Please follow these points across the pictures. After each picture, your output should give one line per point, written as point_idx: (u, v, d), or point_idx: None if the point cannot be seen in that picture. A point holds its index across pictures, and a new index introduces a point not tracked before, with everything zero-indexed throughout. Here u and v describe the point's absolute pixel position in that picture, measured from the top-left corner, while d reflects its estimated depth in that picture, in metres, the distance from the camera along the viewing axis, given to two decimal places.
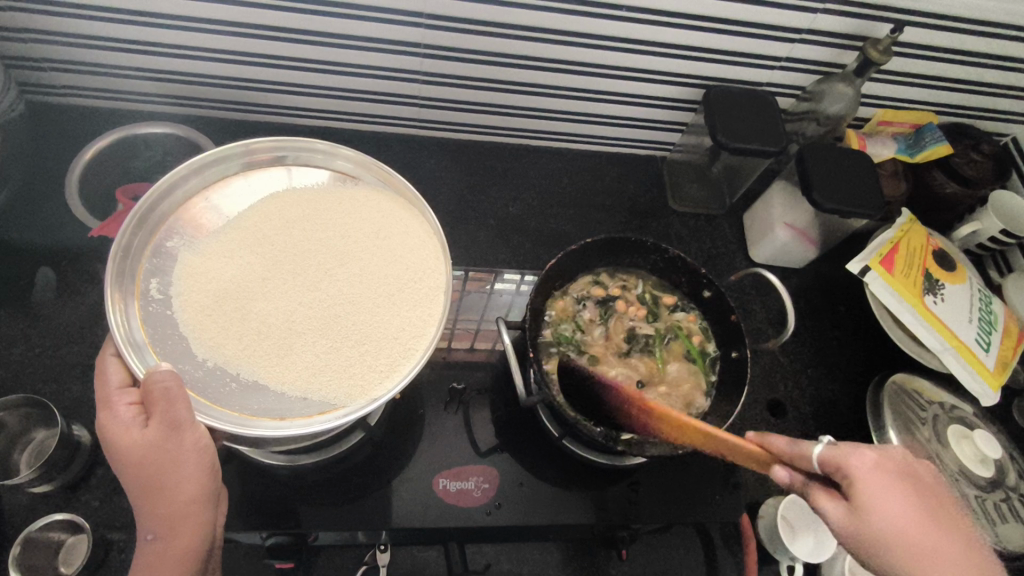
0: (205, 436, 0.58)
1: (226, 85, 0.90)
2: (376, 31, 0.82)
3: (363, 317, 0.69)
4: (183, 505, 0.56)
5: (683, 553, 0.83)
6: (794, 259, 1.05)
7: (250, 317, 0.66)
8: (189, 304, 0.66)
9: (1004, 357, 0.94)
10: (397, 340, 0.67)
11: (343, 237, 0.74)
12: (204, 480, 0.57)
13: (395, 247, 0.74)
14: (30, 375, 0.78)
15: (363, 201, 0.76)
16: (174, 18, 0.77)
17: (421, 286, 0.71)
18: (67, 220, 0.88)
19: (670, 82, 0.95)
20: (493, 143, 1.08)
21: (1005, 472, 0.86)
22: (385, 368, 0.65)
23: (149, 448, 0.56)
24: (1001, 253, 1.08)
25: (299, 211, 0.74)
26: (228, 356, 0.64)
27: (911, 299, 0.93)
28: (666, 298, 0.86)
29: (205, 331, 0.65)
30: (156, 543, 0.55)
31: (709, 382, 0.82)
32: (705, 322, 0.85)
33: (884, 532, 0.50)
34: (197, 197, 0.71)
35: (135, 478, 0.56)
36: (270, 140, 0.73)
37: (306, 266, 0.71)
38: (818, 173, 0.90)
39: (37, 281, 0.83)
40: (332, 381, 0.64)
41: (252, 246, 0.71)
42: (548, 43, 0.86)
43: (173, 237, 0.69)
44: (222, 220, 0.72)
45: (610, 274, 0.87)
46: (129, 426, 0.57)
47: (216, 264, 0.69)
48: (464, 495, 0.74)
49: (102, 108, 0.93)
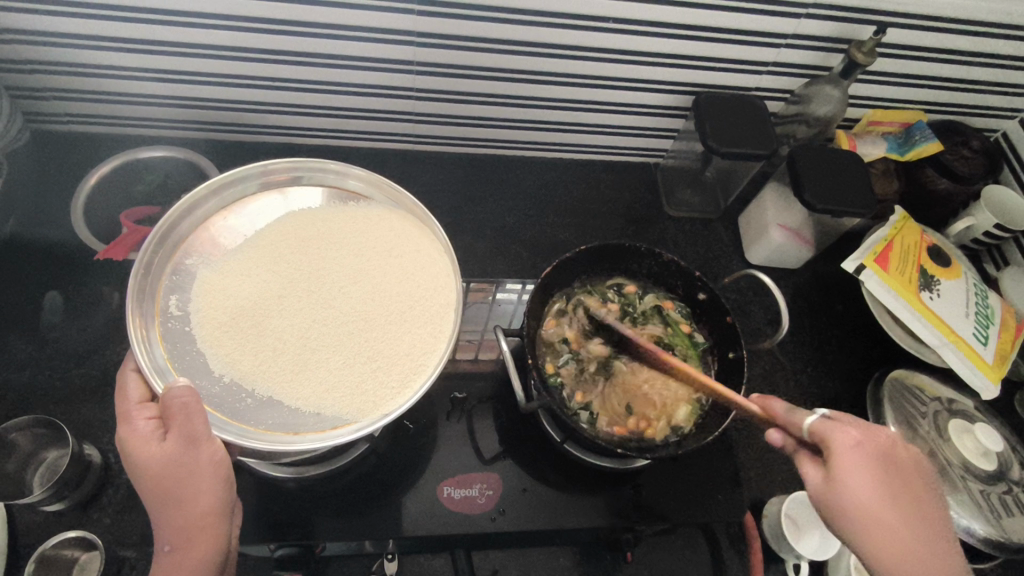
0: (221, 449, 0.59)
1: (225, 108, 0.92)
2: (369, 51, 0.84)
3: (375, 333, 0.70)
4: (200, 517, 0.56)
5: (691, 554, 0.82)
6: (789, 260, 1.06)
7: (266, 334, 0.68)
8: (207, 322, 0.67)
9: (1003, 350, 0.95)
10: (408, 356, 0.69)
11: (356, 255, 0.75)
12: (220, 493, 0.58)
13: (405, 265, 0.75)
14: (40, 397, 0.79)
15: (375, 219, 0.78)
16: (175, 46, 0.80)
17: (431, 303, 0.73)
18: (75, 246, 0.90)
19: (661, 91, 0.97)
20: (489, 156, 1.10)
21: (1008, 466, 0.85)
22: (397, 382, 0.66)
23: (167, 460, 0.57)
24: (997, 248, 1.11)
25: (312, 230, 0.76)
26: (243, 372, 0.65)
27: (906, 295, 0.94)
28: (625, 288, 0.87)
29: (222, 347, 0.66)
30: (173, 553, 0.55)
31: (711, 368, 0.81)
32: (684, 305, 0.86)
33: (849, 499, 0.56)
34: (213, 218, 0.74)
35: (155, 491, 0.56)
36: (286, 160, 0.75)
37: (322, 284, 0.73)
38: (810, 174, 0.92)
39: (45, 305, 0.85)
40: (344, 396, 0.65)
41: (268, 264, 0.73)
42: (538, 57, 0.88)
43: (192, 256, 0.71)
44: (238, 240, 0.74)
45: (583, 290, 0.86)
46: (148, 440, 0.58)
47: (234, 281, 0.70)
48: (468, 502, 0.75)
49: (106, 135, 0.95)
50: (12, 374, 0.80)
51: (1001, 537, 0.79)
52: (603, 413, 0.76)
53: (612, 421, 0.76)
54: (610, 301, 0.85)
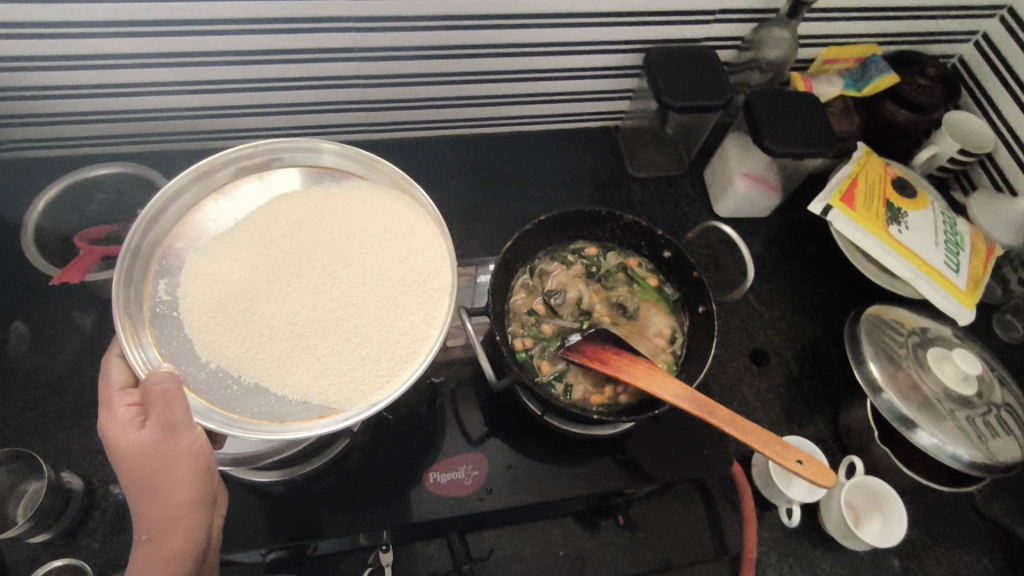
0: (201, 437, 0.58)
1: (172, 117, 0.90)
2: (312, 43, 0.82)
3: (365, 320, 0.68)
4: (176, 508, 0.56)
5: (686, 510, 0.83)
6: (758, 209, 1.05)
7: (253, 320, 0.66)
8: (195, 307, 0.65)
9: (976, 274, 0.95)
10: (399, 343, 0.66)
11: (348, 239, 0.73)
12: (198, 483, 0.57)
13: (399, 249, 0.72)
14: (16, 430, 0.78)
15: (369, 202, 0.74)
16: (108, 59, 0.78)
17: (425, 288, 0.70)
18: (32, 275, 0.88)
19: (612, 51, 0.96)
20: (449, 137, 1.08)
21: (989, 387, 0.86)
22: (386, 371, 0.64)
23: (146, 448, 0.56)
24: (962, 173, 1.12)
25: (304, 212, 0.73)
26: (230, 358, 0.63)
27: (875, 230, 0.93)
28: (587, 250, 0.85)
29: (209, 333, 0.64)
30: (149, 544, 0.55)
31: (683, 323, 0.80)
32: (648, 261, 0.84)
33: None
34: (204, 202, 0.71)
35: (133, 480, 0.56)
36: (267, 141, 0.72)
37: (312, 268, 0.70)
38: (767, 119, 0.91)
39: (10, 337, 0.84)
40: (332, 384, 0.63)
41: (258, 248, 0.70)
42: (486, 30, 0.86)
43: (181, 240, 0.69)
44: (227, 223, 0.71)
45: (546, 261, 0.84)
46: (127, 427, 0.57)
47: (224, 266, 0.68)
48: (456, 485, 0.75)
49: (52, 158, 0.93)
50: None
51: (988, 458, 0.79)
52: (578, 383, 0.75)
53: (588, 389, 0.75)
54: (572, 265, 0.84)
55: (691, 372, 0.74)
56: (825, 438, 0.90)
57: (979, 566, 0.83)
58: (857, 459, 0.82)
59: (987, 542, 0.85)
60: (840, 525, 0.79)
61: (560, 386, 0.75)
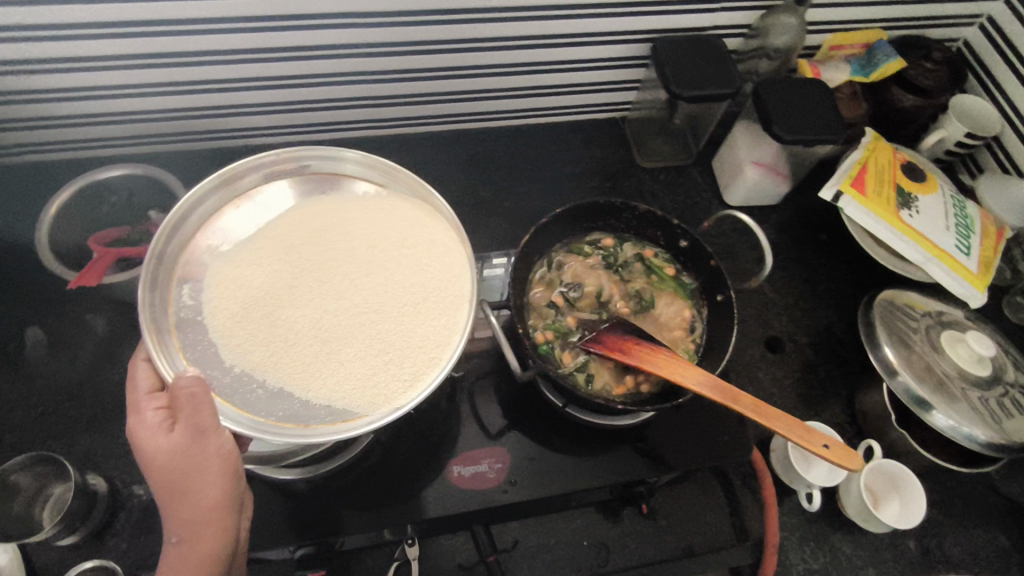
0: (228, 441, 0.58)
1: (181, 117, 0.90)
2: (321, 39, 0.82)
3: (388, 325, 0.68)
4: (205, 512, 0.57)
5: (706, 498, 0.84)
6: (768, 197, 1.06)
7: (277, 325, 0.66)
8: (219, 311, 0.66)
9: (987, 257, 0.95)
10: (421, 349, 0.66)
11: (369, 245, 0.73)
12: (225, 486, 0.58)
13: (420, 255, 0.72)
14: (37, 434, 0.78)
15: (388, 210, 0.75)
16: (117, 60, 0.77)
17: (445, 294, 0.70)
18: (46, 279, 0.88)
19: (619, 42, 0.96)
20: (456, 131, 1.08)
21: (1002, 368, 0.87)
22: (409, 376, 0.64)
23: (174, 452, 0.56)
24: (969, 156, 1.13)
25: (325, 219, 0.73)
26: (254, 362, 0.64)
27: (887, 216, 0.93)
28: (603, 241, 0.85)
29: (234, 337, 0.64)
30: (180, 546, 0.56)
31: (701, 312, 0.80)
32: (665, 251, 0.84)
33: None
34: (226, 208, 0.71)
35: (161, 484, 0.57)
36: (292, 148, 0.72)
37: (333, 274, 0.70)
38: (778, 107, 0.91)
39: (27, 341, 0.84)
40: (356, 388, 0.63)
41: (280, 254, 0.70)
42: (493, 23, 0.86)
43: (205, 246, 0.69)
44: (249, 228, 0.71)
45: (564, 253, 0.84)
46: (156, 431, 0.57)
47: (247, 272, 0.68)
48: (479, 477, 0.76)
49: (61, 160, 0.93)
50: (4, 418, 0.79)
51: (1005, 437, 0.79)
52: (599, 373, 0.76)
53: (611, 379, 0.75)
54: (589, 256, 0.84)
55: (710, 360, 0.74)
56: (841, 422, 0.91)
57: (996, 545, 0.84)
58: (875, 444, 0.83)
59: (1003, 521, 0.86)
60: (858, 507, 0.80)
61: (583, 377, 0.75)
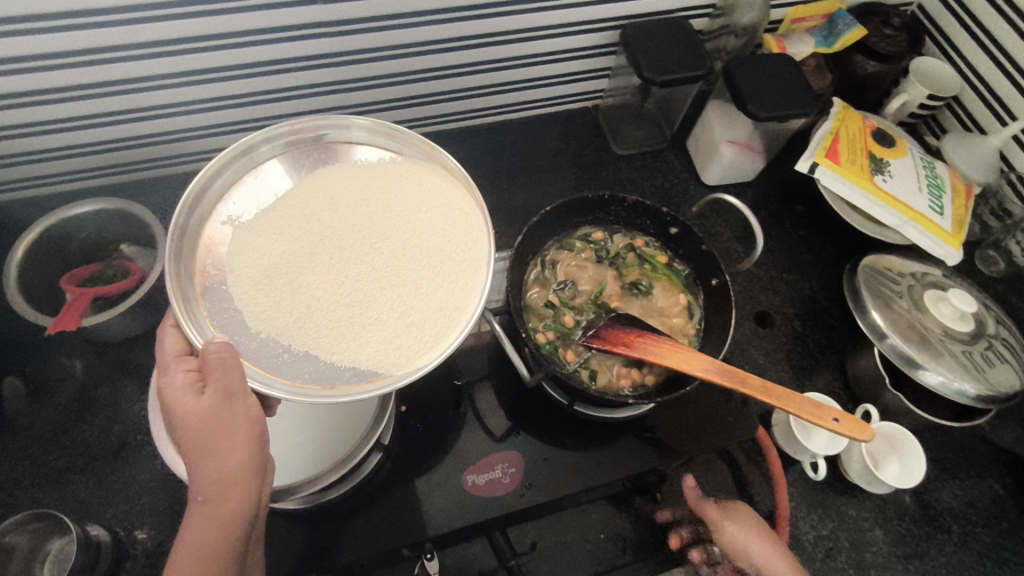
0: (256, 406, 0.54)
1: (143, 143, 0.86)
2: (285, 52, 0.79)
3: (408, 289, 0.65)
4: (234, 472, 0.51)
5: (714, 478, 0.85)
6: (744, 173, 1.06)
7: (300, 291, 0.63)
8: (242, 279, 0.62)
9: (959, 215, 0.98)
10: (440, 311, 0.64)
11: (387, 208, 0.69)
12: (253, 450, 0.53)
13: (435, 220, 0.69)
14: (27, 489, 0.75)
15: (405, 175, 0.71)
16: (65, 90, 0.73)
17: (461, 257, 0.67)
18: (20, 326, 0.85)
19: (587, 31, 0.95)
20: (429, 133, 1.06)
21: (983, 322, 0.90)
22: (429, 338, 0.62)
23: (202, 412, 0.52)
24: (932, 117, 1.15)
25: (343, 185, 0.69)
26: (279, 329, 0.61)
27: (861, 182, 0.95)
28: (594, 235, 0.85)
29: (258, 302, 0.62)
30: (204, 506, 0.50)
31: (696, 300, 0.81)
32: (654, 240, 0.85)
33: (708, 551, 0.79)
34: (246, 176, 0.68)
35: (187, 445, 0.52)
36: (315, 116, 0.68)
37: (353, 238, 0.67)
38: (749, 85, 0.92)
39: (5, 393, 0.80)
40: (380, 350, 0.61)
41: (299, 222, 0.67)
42: (460, 22, 0.84)
43: (229, 216, 0.65)
44: (268, 197, 0.68)
45: (556, 251, 0.85)
46: (184, 392, 0.53)
47: (268, 240, 0.65)
48: (494, 484, 0.75)
49: (21, 198, 0.89)
50: None
51: (992, 390, 0.82)
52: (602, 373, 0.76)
53: (615, 376, 0.76)
54: (580, 252, 0.85)
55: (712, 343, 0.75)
56: (837, 390, 0.93)
57: (992, 492, 0.88)
58: (872, 408, 0.86)
59: (996, 468, 0.90)
60: (861, 471, 0.82)
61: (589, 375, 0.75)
